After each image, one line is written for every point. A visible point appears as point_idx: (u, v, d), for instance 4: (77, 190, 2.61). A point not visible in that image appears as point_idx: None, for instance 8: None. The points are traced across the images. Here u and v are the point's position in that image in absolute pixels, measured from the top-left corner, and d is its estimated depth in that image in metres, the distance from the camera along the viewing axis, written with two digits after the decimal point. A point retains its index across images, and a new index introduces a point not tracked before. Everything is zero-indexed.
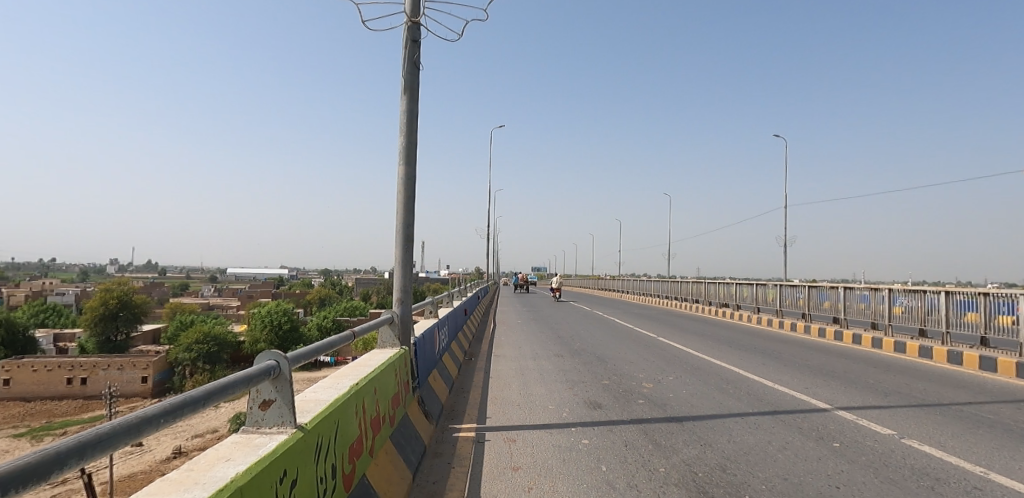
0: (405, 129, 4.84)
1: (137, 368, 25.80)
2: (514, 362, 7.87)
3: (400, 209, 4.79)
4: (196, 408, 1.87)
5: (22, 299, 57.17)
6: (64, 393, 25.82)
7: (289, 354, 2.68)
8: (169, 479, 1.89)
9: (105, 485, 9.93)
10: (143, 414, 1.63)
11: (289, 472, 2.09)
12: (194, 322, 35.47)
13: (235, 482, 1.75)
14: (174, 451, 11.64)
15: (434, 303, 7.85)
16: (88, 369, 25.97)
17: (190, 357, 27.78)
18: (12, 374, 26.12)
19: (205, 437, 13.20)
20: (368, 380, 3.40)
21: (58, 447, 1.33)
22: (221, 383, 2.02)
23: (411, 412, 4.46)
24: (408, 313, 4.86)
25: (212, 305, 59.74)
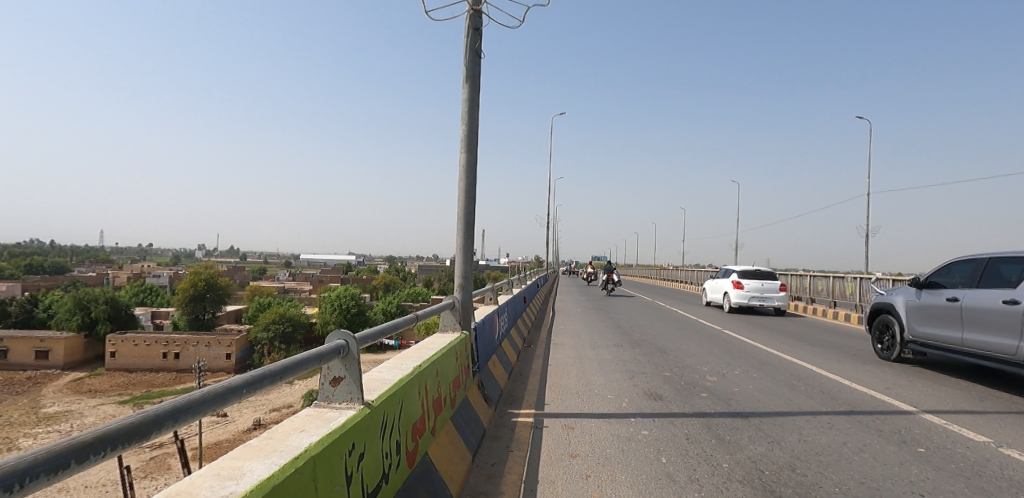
0: (467, 118, 4.95)
1: (222, 346, 27.54)
2: (571, 350, 7.87)
3: (461, 195, 4.89)
4: (274, 380, 2.05)
5: (125, 282, 62.09)
6: (160, 366, 27.96)
7: (356, 335, 2.82)
8: (251, 445, 2.06)
9: (196, 453, 10.68)
10: (226, 385, 1.80)
11: (355, 447, 2.22)
12: (271, 304, 37.34)
13: (308, 452, 1.90)
14: (254, 422, 12.50)
15: (495, 290, 8.00)
16: (180, 345, 27.82)
17: (268, 336, 29.29)
18: (115, 347, 28.26)
19: (280, 411, 14.14)
20: (430, 363, 3.54)
21: (154, 410, 1.49)
22: (297, 358, 2.19)
23: (471, 396, 4.61)
24: (469, 299, 4.97)
25: (287, 288, 62.62)
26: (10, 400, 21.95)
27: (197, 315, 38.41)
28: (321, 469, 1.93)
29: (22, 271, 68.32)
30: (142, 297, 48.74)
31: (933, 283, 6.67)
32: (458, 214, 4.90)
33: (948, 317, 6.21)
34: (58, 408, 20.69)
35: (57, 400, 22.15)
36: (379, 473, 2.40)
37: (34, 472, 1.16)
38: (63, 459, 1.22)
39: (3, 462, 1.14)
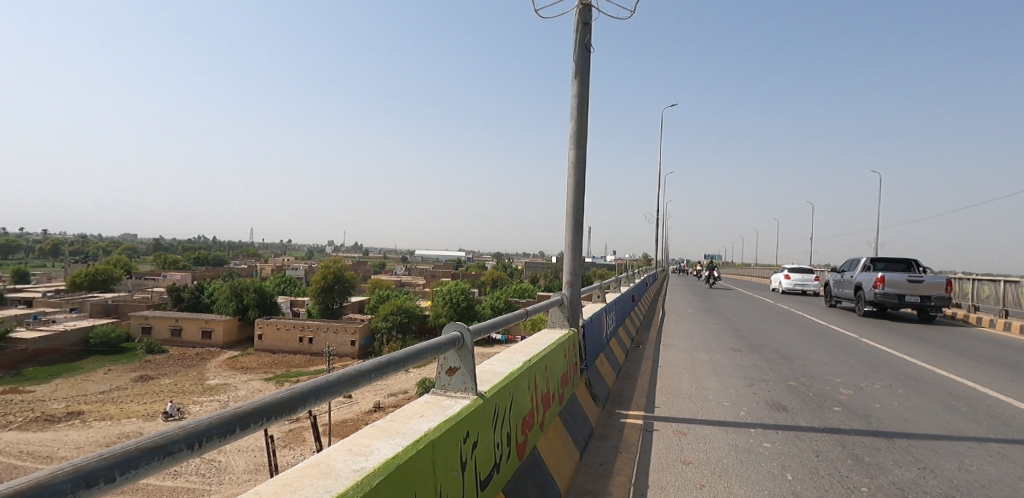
0: (576, 115, 4.88)
1: (347, 333, 29.62)
2: (684, 353, 7.55)
3: (569, 191, 4.85)
4: (398, 367, 2.14)
5: (267, 273, 68.58)
6: (297, 349, 30.38)
7: (470, 327, 2.86)
8: (376, 426, 2.16)
9: (326, 428, 12.65)
10: (356, 368, 1.91)
11: (469, 435, 2.26)
12: (389, 297, 39.52)
13: (428, 436, 1.96)
14: (374, 404, 13.67)
15: (602, 287, 7.88)
16: (313, 330, 30.07)
17: (387, 325, 30.95)
18: (263, 330, 31.06)
19: (397, 396, 15.08)
20: (539, 358, 3.54)
21: (297, 387, 1.61)
22: (417, 347, 2.26)
23: (579, 393, 4.57)
24: (577, 295, 4.91)
25: (403, 282, 65.87)
26: (181, 371, 25.21)
27: (328, 304, 41.42)
28: (440, 453, 1.99)
29: (189, 263, 78.39)
30: (283, 287, 53.73)
31: (845, 270, 14.68)
32: (567, 211, 4.84)
33: (845, 284, 14.14)
34: (217, 381, 23.43)
35: (215, 373, 25.08)
36: (491, 462, 2.43)
37: (204, 436, 1.29)
38: (227, 425, 1.35)
39: (179, 424, 1.27)
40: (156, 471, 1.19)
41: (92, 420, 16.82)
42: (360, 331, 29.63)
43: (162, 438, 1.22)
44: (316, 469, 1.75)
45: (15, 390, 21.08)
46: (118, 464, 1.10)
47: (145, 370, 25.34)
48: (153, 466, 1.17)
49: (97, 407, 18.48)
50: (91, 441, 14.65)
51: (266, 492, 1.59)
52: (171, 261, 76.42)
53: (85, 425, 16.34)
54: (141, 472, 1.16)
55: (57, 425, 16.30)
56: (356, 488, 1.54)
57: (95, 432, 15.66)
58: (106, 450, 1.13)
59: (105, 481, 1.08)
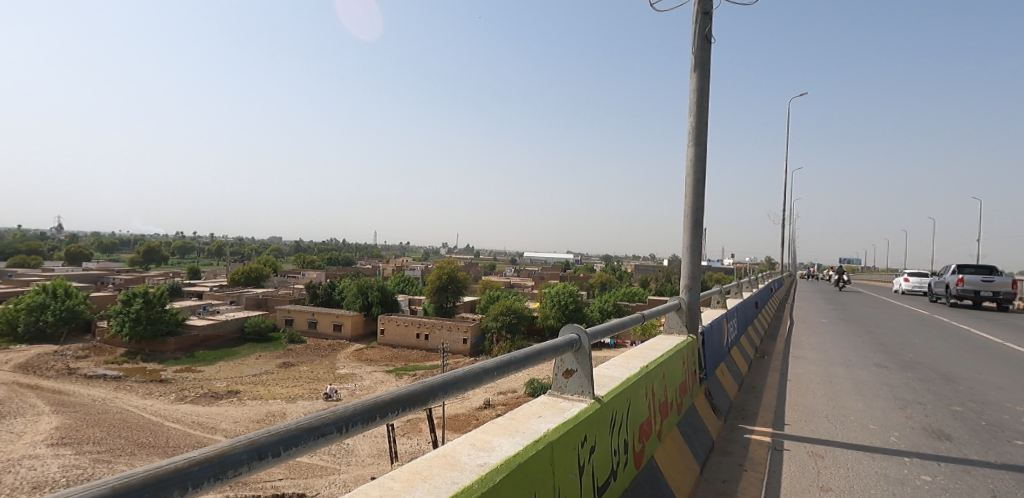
0: (695, 110, 4.53)
1: (460, 331, 30.50)
2: (817, 367, 6.84)
3: (688, 190, 4.51)
4: (519, 365, 2.07)
5: (389, 273, 72.60)
6: (414, 344, 31.81)
7: (588, 328, 2.69)
8: (496, 423, 2.05)
9: (440, 421, 13.97)
10: (480, 366, 1.89)
11: (586, 439, 2.11)
12: (500, 298, 40.06)
13: (547, 437, 1.84)
14: (484, 401, 14.74)
15: (722, 292, 7.35)
16: (428, 327, 31.38)
17: (496, 325, 31.22)
18: (384, 325, 32.95)
19: (506, 394, 15.48)
20: (658, 364, 3.31)
21: (427, 381, 1.65)
22: (536, 348, 2.16)
23: (699, 404, 4.25)
24: (697, 300, 4.55)
25: (513, 283, 66.70)
26: (316, 360, 27.36)
27: (443, 303, 42.97)
28: (559, 456, 1.88)
29: (323, 263, 85.17)
30: (402, 286, 56.60)
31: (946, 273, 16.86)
32: (684, 212, 4.49)
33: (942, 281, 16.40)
34: (346, 370, 25.14)
35: (345, 363, 26.94)
36: (608, 469, 2.26)
37: (350, 421, 1.40)
38: (369, 413, 1.45)
39: (330, 410, 1.38)
40: (311, 450, 1.32)
41: (247, 398, 18.76)
42: (472, 330, 30.38)
43: (317, 420, 1.34)
44: (442, 460, 1.67)
45: (186, 369, 24.08)
46: (280, 441, 1.25)
47: (287, 357, 27.84)
48: (310, 445, 1.31)
49: (250, 388, 20.59)
50: (245, 416, 16.32)
51: (397, 478, 1.55)
52: (307, 261, 83.52)
53: (241, 402, 18.26)
54: (299, 451, 1.30)
55: (219, 401, 18.42)
56: (481, 484, 1.47)
57: (248, 408, 17.44)
58: (272, 427, 1.28)
59: (269, 455, 1.23)
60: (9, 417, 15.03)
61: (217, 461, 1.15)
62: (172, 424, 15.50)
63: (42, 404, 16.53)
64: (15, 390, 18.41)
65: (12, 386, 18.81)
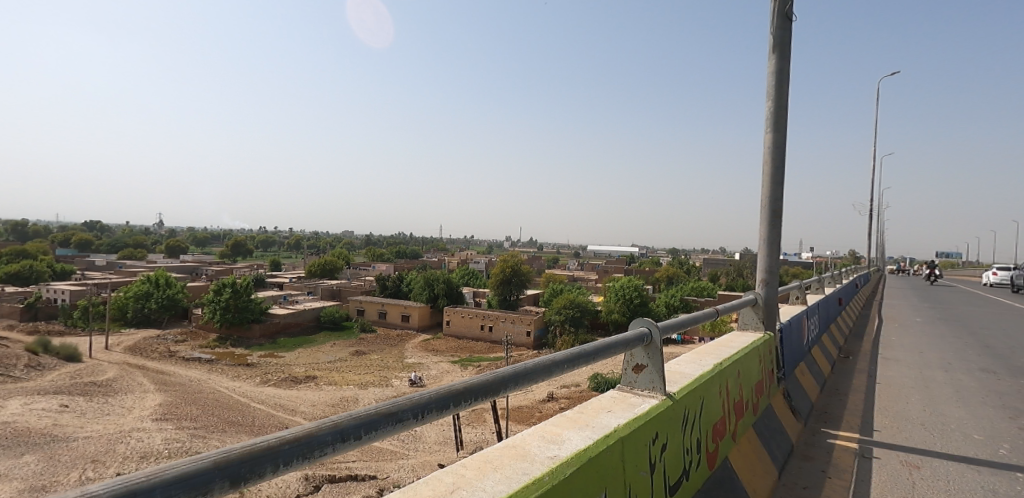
0: (773, 94, 4.28)
1: (523, 323, 29.90)
2: (909, 370, 6.37)
3: (766, 180, 4.29)
4: (589, 359, 2.06)
5: (454, 265, 73.69)
6: (478, 336, 31.54)
7: (660, 323, 2.63)
8: (565, 416, 2.05)
9: (505, 412, 14.15)
10: (550, 358, 1.89)
11: (658, 436, 2.07)
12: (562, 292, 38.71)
13: (618, 432, 1.83)
14: (547, 394, 14.97)
15: (802, 287, 6.98)
16: (492, 319, 31.05)
17: (559, 318, 29.54)
18: (450, 317, 33.17)
19: (571, 389, 15.50)
20: (733, 362, 3.20)
21: (499, 372, 1.67)
22: (606, 341, 2.14)
23: (777, 404, 4.07)
24: (775, 296, 4.34)
25: (577, 276, 66.05)
26: (386, 349, 28.30)
27: (506, 296, 42.73)
28: (631, 451, 1.85)
29: (392, 256, 87.67)
30: (468, 278, 57.23)
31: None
32: (761, 202, 4.28)
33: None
34: (414, 359, 25.81)
35: (413, 353, 27.68)
36: (681, 468, 2.21)
37: (425, 408, 1.45)
38: (443, 401, 1.48)
39: (408, 395, 1.44)
40: (388, 435, 1.38)
41: (323, 384, 19.71)
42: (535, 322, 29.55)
43: (394, 405, 1.40)
44: (513, 450, 1.68)
45: (269, 355, 25.58)
46: (362, 425, 1.31)
47: (360, 345, 28.96)
48: (388, 429, 1.37)
49: (326, 374, 21.61)
50: (322, 401, 17.17)
51: (469, 466, 1.58)
52: (376, 254, 86.36)
53: (319, 387, 19.21)
54: (378, 434, 1.36)
55: (299, 385, 19.48)
56: (552, 475, 1.48)
57: (324, 393, 18.34)
58: (354, 411, 1.34)
59: (351, 438, 1.30)
60: (118, 393, 16.51)
61: (304, 442, 1.21)
62: (257, 404, 16.53)
63: (146, 382, 18.03)
64: (124, 369, 20.21)
65: (121, 366, 20.64)
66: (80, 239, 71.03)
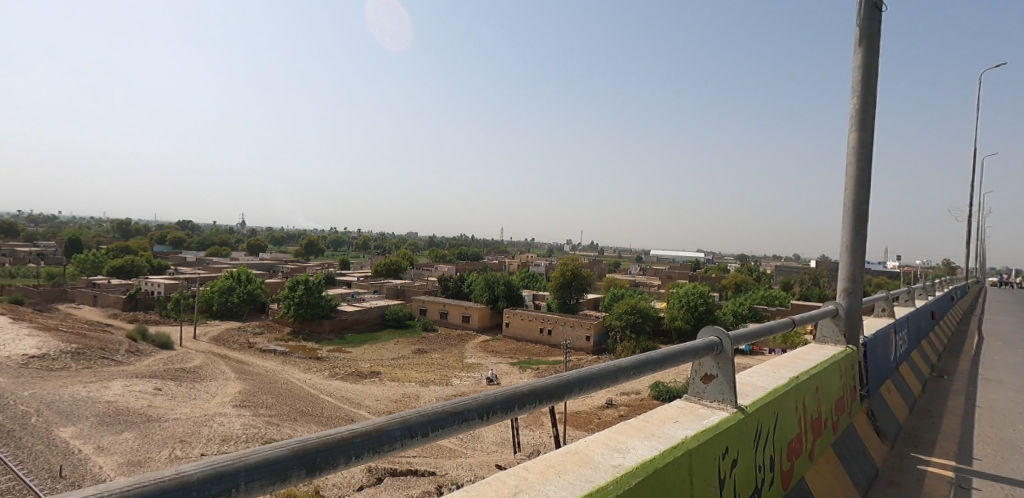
0: (859, 90, 4.02)
1: (582, 328, 28.55)
2: (1014, 394, 5.79)
3: (850, 182, 4.02)
4: (655, 368, 2.01)
5: (515, 267, 73.50)
6: (537, 339, 30.68)
7: (733, 332, 2.52)
8: (630, 426, 2.00)
9: (562, 416, 14.04)
10: (616, 363, 1.85)
11: (728, 452, 2.00)
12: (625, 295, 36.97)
13: (686, 445, 1.77)
14: (607, 400, 14.83)
15: (890, 299, 6.52)
16: (552, 322, 30.05)
17: (620, 323, 27.51)
18: (509, 319, 32.57)
19: (631, 397, 15.18)
20: (810, 376, 3.03)
21: (564, 375, 1.66)
22: (674, 348, 2.08)
23: (858, 424, 3.83)
24: (858, 306, 4.09)
25: (640, 281, 64.34)
26: (447, 349, 28.68)
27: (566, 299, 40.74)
28: (699, 463, 1.79)
29: (453, 258, 88.74)
30: (529, 281, 56.74)
31: None
32: (845, 206, 4.03)
33: None
34: (473, 360, 26.03)
35: (473, 354, 27.88)
36: (752, 487, 2.11)
37: (491, 409, 1.46)
38: (508, 402, 1.49)
39: (473, 395, 1.46)
40: (453, 433, 1.40)
41: (386, 380, 20.24)
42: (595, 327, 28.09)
43: (460, 405, 1.42)
44: (576, 457, 1.67)
45: (337, 350, 26.57)
46: (429, 423, 1.34)
47: (421, 344, 29.53)
48: (453, 428, 1.39)
49: (390, 370, 22.18)
50: (385, 396, 17.63)
51: (532, 470, 1.58)
52: (440, 255, 87.86)
53: (382, 383, 19.75)
54: (445, 433, 1.38)
55: (364, 380, 20.11)
56: (617, 485, 1.46)
57: (388, 389, 18.84)
58: (422, 407, 1.37)
59: (419, 434, 1.33)
60: (204, 380, 17.66)
61: (376, 435, 1.25)
62: (326, 397, 17.23)
63: (227, 371, 19.17)
64: (208, 357, 21.60)
65: (206, 354, 22.08)
66: (174, 238, 76.72)
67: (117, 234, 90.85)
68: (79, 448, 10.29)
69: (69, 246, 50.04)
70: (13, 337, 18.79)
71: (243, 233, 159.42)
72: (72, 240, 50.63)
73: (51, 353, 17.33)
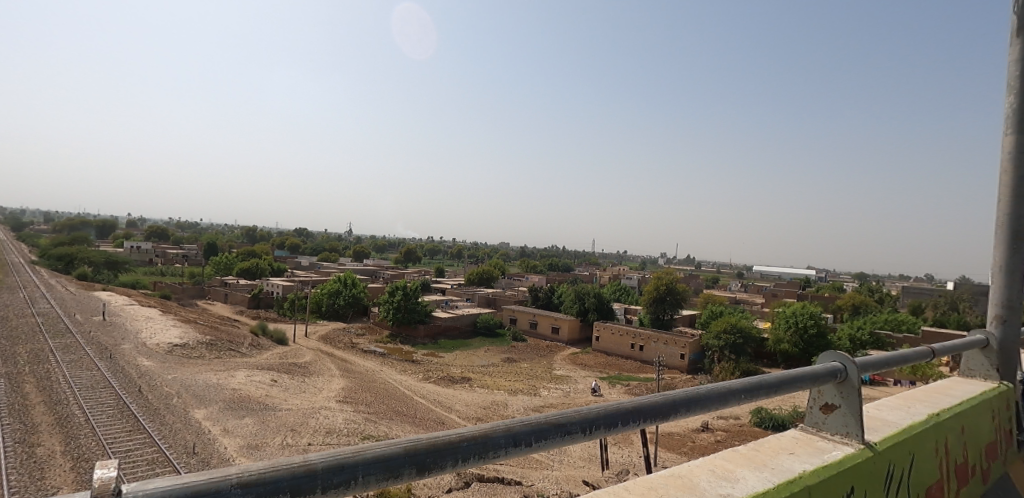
0: (1016, 89, 3.54)
1: (676, 346, 27.08)
2: None
3: (1003, 195, 3.56)
4: (770, 393, 1.88)
5: (608, 280, 72.18)
6: (629, 354, 29.77)
7: (859, 360, 2.30)
8: (738, 453, 1.89)
9: (654, 436, 13.54)
10: (727, 386, 1.77)
11: (853, 492, 1.82)
12: (724, 312, 34.97)
13: (803, 479, 1.64)
14: (702, 423, 14.14)
15: None
16: (644, 338, 29.00)
17: (718, 344, 25.53)
18: (599, 332, 31.83)
19: (730, 421, 14.36)
20: (953, 414, 2.69)
21: (671, 393, 1.61)
22: (792, 374, 1.94)
23: (1013, 472, 3.33)
24: (1014, 337, 3.58)
25: (742, 298, 60.77)
26: (536, 359, 28.69)
27: (659, 314, 38.19)
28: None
29: (545, 268, 88.64)
30: (620, 294, 55.12)
31: None
32: (998, 220, 3.56)
33: None
34: (563, 372, 25.84)
35: (562, 366, 27.67)
36: None
37: (594, 423, 1.45)
38: (611, 419, 1.47)
39: (575, 408, 1.45)
40: (555, 445, 1.41)
41: (476, 386, 20.60)
42: (690, 346, 26.56)
43: (562, 417, 1.43)
44: (679, 481, 1.60)
45: (431, 355, 27.45)
46: (532, 433, 1.36)
47: (512, 353, 29.77)
48: (555, 440, 1.40)
49: (480, 377, 22.55)
50: (474, 402, 17.94)
51: (632, 489, 1.54)
52: (531, 265, 88.41)
53: (472, 389, 20.13)
54: (546, 444, 1.39)
55: (456, 385, 20.61)
56: None
57: (478, 395, 19.16)
58: (525, 417, 1.39)
59: (522, 444, 1.36)
60: (312, 374, 18.94)
61: (480, 441, 1.30)
62: (420, 399, 17.83)
63: (333, 368, 20.42)
64: (316, 354, 23.13)
65: (314, 351, 23.68)
66: (290, 243, 83.19)
67: (243, 239, 99.94)
68: (208, 429, 11.37)
69: (206, 249, 55.86)
70: (159, 327, 21.19)
71: (351, 240, 169.69)
72: (209, 244, 56.49)
73: (189, 342, 19.36)
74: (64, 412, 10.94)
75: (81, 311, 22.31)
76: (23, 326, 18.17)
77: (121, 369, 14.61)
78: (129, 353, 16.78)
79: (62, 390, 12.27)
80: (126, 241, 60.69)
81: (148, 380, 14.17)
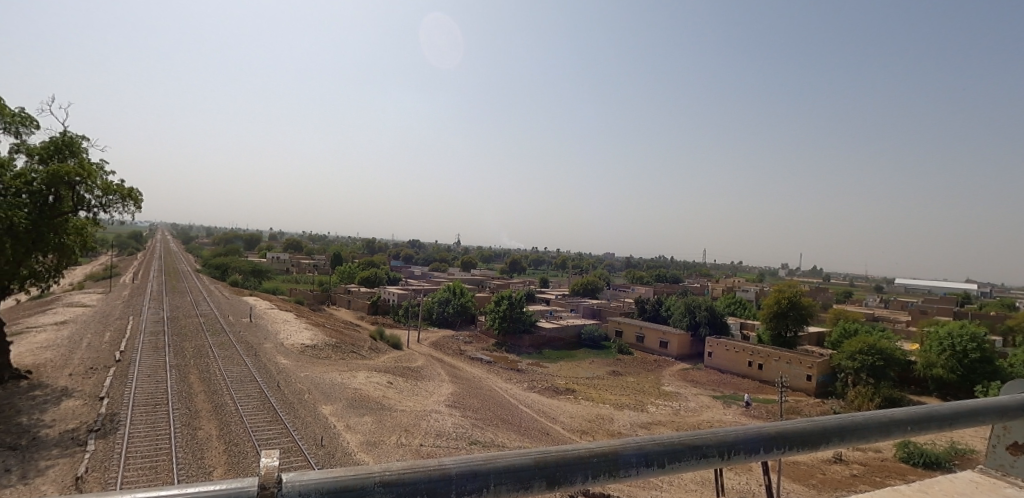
0: None
1: (802, 366, 24.91)
2: None
3: None
4: (943, 424, 1.67)
5: (722, 291, 68.05)
6: (746, 373, 27.84)
7: None
8: (902, 491, 1.71)
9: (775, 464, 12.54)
10: (889, 413, 1.59)
11: None
12: (859, 330, 31.62)
13: None
14: (834, 454, 12.88)
15: None
16: (764, 356, 26.95)
17: (853, 365, 23.08)
18: (713, 349, 30.09)
19: (867, 454, 12.95)
20: None
21: (820, 419, 1.47)
22: (971, 405, 1.71)
23: None
24: None
25: (880, 315, 54.59)
26: (645, 374, 27.73)
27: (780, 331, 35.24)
28: None
29: (653, 280, 85.34)
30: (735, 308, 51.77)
31: None
32: None
33: None
34: (672, 388, 24.78)
35: (672, 381, 26.50)
36: None
37: (732, 447, 1.36)
38: (753, 443, 1.37)
39: (714, 431, 1.38)
40: (691, 468, 1.34)
41: (582, 399, 20.32)
42: (818, 367, 24.31)
43: (698, 438, 1.35)
44: None
45: (536, 365, 27.56)
46: (665, 453, 1.31)
47: (618, 366, 29.03)
48: (692, 463, 1.33)
49: (586, 389, 22.24)
50: (579, 414, 17.74)
51: None
52: (638, 276, 86.13)
53: (577, 401, 19.89)
54: (682, 466, 1.33)
55: (560, 396, 20.48)
56: None
57: (583, 407, 18.93)
58: (659, 436, 1.34)
59: (656, 465, 1.30)
60: (424, 378, 19.76)
61: (612, 459, 1.27)
62: (525, 408, 17.93)
63: (443, 373, 21.14)
64: (427, 359, 24.09)
65: (425, 356, 24.73)
66: (406, 254, 87.88)
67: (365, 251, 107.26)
68: (334, 424, 12.25)
69: (333, 259, 60.66)
70: (293, 329, 23.25)
71: (462, 252, 175.75)
72: (336, 255, 61.24)
73: (318, 344, 21.07)
74: (219, 400, 12.34)
75: (233, 313, 25.12)
76: (188, 324, 20.79)
77: (263, 366, 16.20)
78: (269, 352, 18.55)
79: (218, 381, 13.86)
80: (268, 253, 67.62)
81: (285, 376, 15.58)
